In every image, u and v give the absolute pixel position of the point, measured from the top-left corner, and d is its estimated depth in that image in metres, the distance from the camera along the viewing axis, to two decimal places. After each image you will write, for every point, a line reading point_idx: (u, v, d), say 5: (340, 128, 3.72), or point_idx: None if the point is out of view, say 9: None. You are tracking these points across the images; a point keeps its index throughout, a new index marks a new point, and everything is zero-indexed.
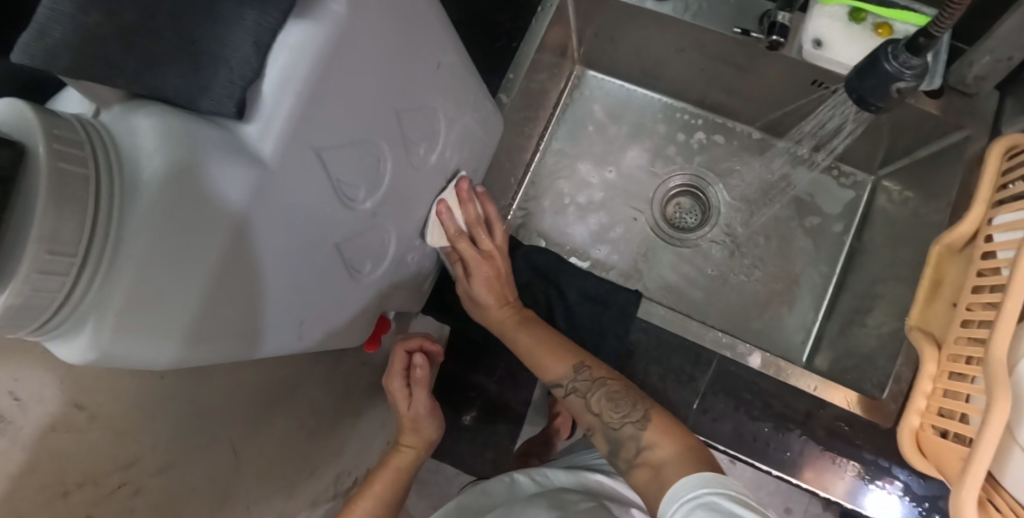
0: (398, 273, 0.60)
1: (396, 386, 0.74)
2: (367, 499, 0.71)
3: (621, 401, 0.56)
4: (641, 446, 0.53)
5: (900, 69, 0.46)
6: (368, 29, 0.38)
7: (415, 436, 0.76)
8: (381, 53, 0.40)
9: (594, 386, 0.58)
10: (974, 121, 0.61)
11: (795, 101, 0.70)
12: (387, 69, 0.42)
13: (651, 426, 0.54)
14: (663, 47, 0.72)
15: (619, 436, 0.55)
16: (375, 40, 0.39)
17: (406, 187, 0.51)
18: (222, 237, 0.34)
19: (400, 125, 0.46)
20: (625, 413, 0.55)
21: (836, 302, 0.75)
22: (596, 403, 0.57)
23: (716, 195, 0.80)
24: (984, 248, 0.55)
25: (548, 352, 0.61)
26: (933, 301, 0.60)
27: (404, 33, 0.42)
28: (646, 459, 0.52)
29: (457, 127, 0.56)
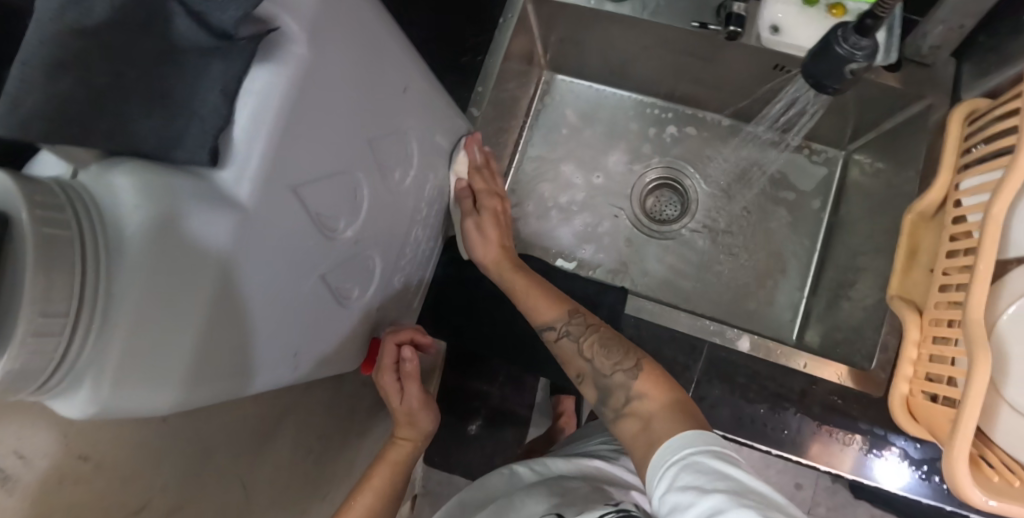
0: (385, 296, 0.58)
1: (389, 382, 0.63)
2: (365, 495, 0.63)
3: (613, 346, 0.57)
4: (630, 395, 0.54)
5: (851, 51, 0.48)
6: (331, 62, 0.39)
7: (409, 428, 0.67)
8: (348, 84, 0.41)
9: (587, 331, 0.60)
10: (933, 90, 0.63)
11: (760, 87, 0.71)
12: (356, 98, 0.42)
13: (642, 376, 0.54)
14: (627, 45, 0.73)
15: (610, 382, 0.56)
16: (340, 71, 0.40)
17: (388, 211, 0.51)
18: (208, 282, 0.35)
19: (375, 152, 0.47)
20: (617, 360, 0.56)
21: (821, 278, 0.76)
22: (588, 348, 0.59)
23: (694, 185, 0.82)
24: (954, 213, 0.57)
25: (541, 295, 0.63)
26: (911, 268, 0.62)
27: (367, 61, 0.43)
28: (634, 409, 0.52)
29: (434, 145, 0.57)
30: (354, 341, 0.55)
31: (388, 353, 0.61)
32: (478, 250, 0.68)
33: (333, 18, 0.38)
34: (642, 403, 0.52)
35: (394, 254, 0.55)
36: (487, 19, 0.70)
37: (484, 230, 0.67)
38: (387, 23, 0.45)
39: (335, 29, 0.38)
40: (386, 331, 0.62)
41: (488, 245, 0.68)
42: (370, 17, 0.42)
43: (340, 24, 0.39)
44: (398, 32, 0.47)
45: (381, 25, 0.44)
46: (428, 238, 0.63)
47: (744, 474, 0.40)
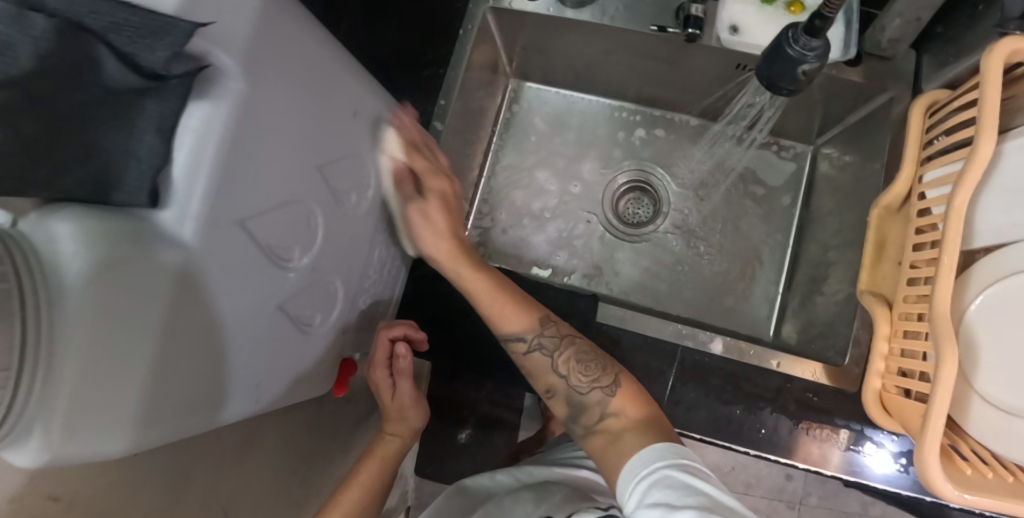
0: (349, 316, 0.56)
1: (380, 377, 0.65)
2: (353, 488, 0.64)
3: (590, 362, 0.57)
4: (605, 413, 0.55)
5: (802, 53, 0.47)
6: (270, 91, 0.38)
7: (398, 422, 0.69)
8: (292, 112, 0.41)
9: (562, 344, 0.59)
10: (894, 83, 0.63)
11: (725, 86, 0.71)
12: (302, 125, 0.42)
13: (618, 395, 0.55)
14: (589, 50, 0.73)
15: (586, 400, 0.57)
16: (281, 100, 0.40)
17: (345, 235, 0.50)
18: (155, 323, 0.34)
19: (326, 179, 0.46)
20: (593, 378, 0.57)
21: (795, 274, 0.77)
22: (563, 362, 0.59)
23: (665, 187, 0.82)
24: (920, 206, 0.57)
25: (511, 302, 0.61)
26: (880, 261, 0.61)
27: (310, 88, 0.42)
28: (606, 428, 0.55)
29: (392, 164, 0.56)
30: (323, 365, 0.55)
31: (381, 348, 0.64)
32: (426, 242, 0.63)
33: (269, 48, 0.38)
34: (616, 421, 0.54)
35: (356, 277, 0.55)
36: (448, 32, 0.70)
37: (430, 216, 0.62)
38: (330, 48, 0.45)
39: (272, 59, 0.38)
40: (380, 327, 0.65)
41: (439, 236, 0.63)
42: (311, 44, 0.42)
43: (277, 54, 0.38)
44: (343, 55, 0.47)
45: (323, 50, 0.44)
46: (394, 259, 0.62)
47: (712, 487, 0.43)
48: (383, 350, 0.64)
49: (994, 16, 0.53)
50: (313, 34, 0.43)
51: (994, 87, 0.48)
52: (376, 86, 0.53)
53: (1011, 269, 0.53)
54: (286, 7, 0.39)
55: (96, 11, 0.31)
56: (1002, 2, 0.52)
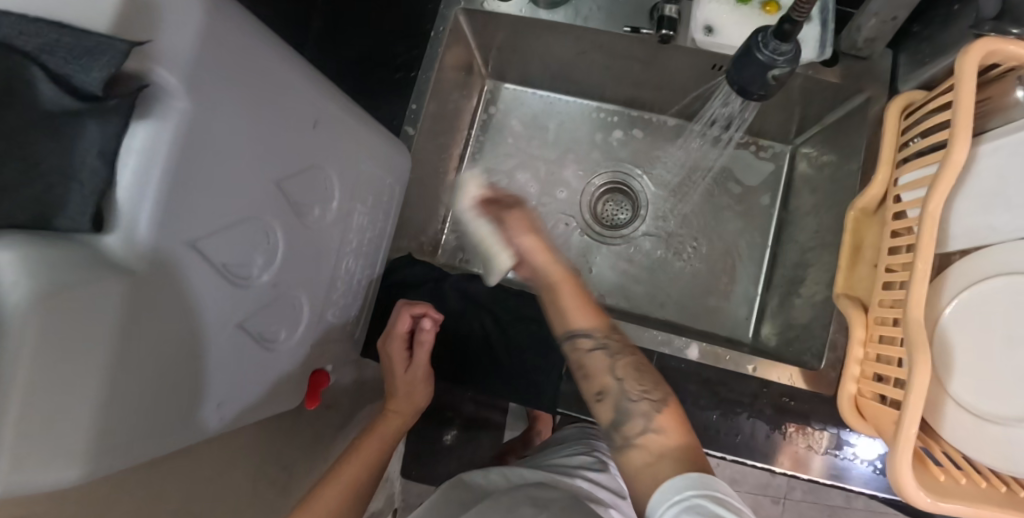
0: (321, 331, 0.56)
1: (395, 350, 0.61)
2: (352, 463, 0.56)
3: (647, 376, 0.52)
4: (648, 428, 0.48)
5: (772, 57, 0.46)
6: (219, 108, 0.37)
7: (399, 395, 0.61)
8: (243, 128, 0.39)
9: (624, 352, 0.54)
10: (870, 83, 0.63)
11: (702, 87, 0.71)
12: (256, 141, 0.41)
13: (666, 412, 0.49)
14: (564, 51, 0.72)
15: (631, 408, 0.50)
16: (230, 116, 0.38)
17: (308, 251, 0.49)
18: (108, 351, 0.32)
19: (285, 195, 0.45)
20: (647, 389, 0.51)
21: (775, 274, 0.76)
22: (621, 368, 0.53)
23: (643, 188, 0.81)
24: (895, 209, 0.56)
25: (583, 303, 0.56)
26: (856, 265, 0.61)
27: (264, 102, 0.41)
28: (647, 443, 0.47)
29: (362, 174, 0.55)
30: (292, 378, 0.54)
31: (401, 321, 0.62)
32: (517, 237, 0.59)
33: (217, 64, 0.36)
34: (657, 438, 0.47)
35: (323, 290, 0.54)
36: (419, 34, 0.69)
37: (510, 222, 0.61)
38: (288, 59, 0.43)
39: (219, 74, 0.36)
40: (401, 303, 0.64)
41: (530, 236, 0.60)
42: (265, 57, 0.41)
43: (225, 69, 0.37)
44: (303, 66, 0.46)
45: (280, 62, 0.42)
46: (364, 268, 0.61)
47: None
48: (404, 324, 0.62)
49: (969, 15, 0.52)
50: (268, 46, 0.41)
51: (970, 88, 0.47)
52: (341, 96, 0.51)
53: (988, 272, 0.52)
54: (235, 19, 0.38)
55: (27, 31, 0.29)
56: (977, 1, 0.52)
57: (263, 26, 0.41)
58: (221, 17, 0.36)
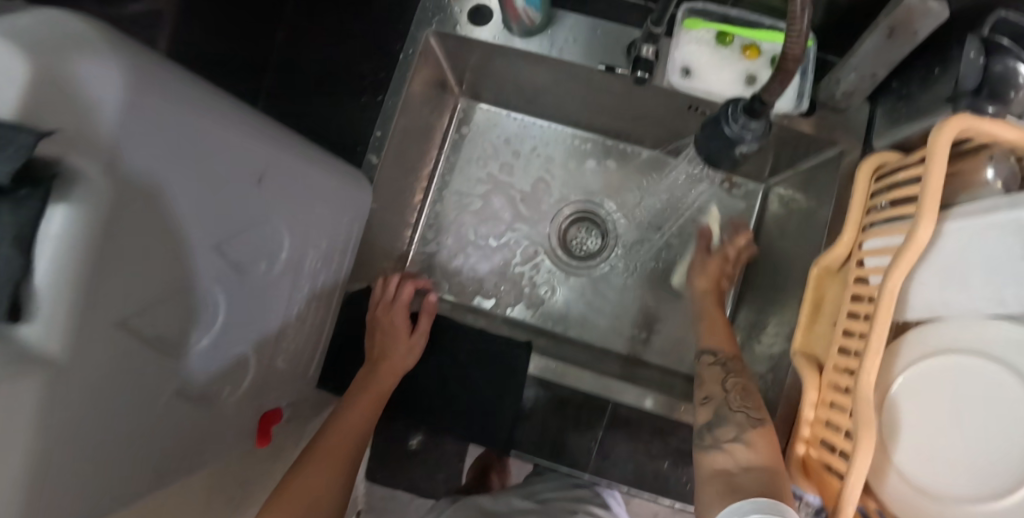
0: (268, 379, 0.54)
1: (400, 320, 0.59)
2: (357, 410, 0.55)
3: (751, 395, 0.54)
4: (738, 434, 0.51)
5: (740, 132, 0.45)
6: (145, 183, 0.33)
7: (394, 357, 0.58)
8: (173, 198, 0.36)
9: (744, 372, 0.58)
10: (845, 135, 0.61)
11: (678, 121, 0.69)
12: (189, 209, 0.38)
13: (761, 431, 0.50)
14: (539, 78, 0.70)
15: (730, 414, 0.52)
16: (159, 189, 0.35)
17: (257, 307, 0.47)
18: (20, 454, 0.29)
19: (225, 257, 0.42)
20: (751, 406, 0.53)
21: (741, 313, 0.76)
22: (733, 385, 0.56)
23: (613, 218, 0.79)
24: (857, 273, 0.55)
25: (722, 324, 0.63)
26: (815, 322, 0.59)
27: (199, 167, 0.38)
28: (731, 447, 0.50)
29: (313, 222, 0.53)
30: (238, 422, 0.51)
31: (406, 291, 0.61)
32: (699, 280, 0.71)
33: (145, 137, 0.32)
34: (746, 450, 0.49)
35: (271, 343, 0.51)
36: (383, 57, 0.66)
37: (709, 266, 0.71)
38: (226, 117, 0.40)
39: (148, 148, 0.33)
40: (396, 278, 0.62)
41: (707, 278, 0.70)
42: (199, 120, 0.37)
43: (154, 140, 0.33)
44: (244, 120, 0.43)
45: (216, 122, 0.39)
46: (321, 313, 0.58)
47: None
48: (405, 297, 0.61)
49: (944, 83, 0.51)
50: (201, 107, 0.38)
51: (940, 166, 0.45)
52: (289, 144, 0.48)
53: (934, 347, 0.52)
54: (164, 85, 0.34)
55: None
56: (955, 68, 0.50)
57: (195, 85, 0.38)
58: (149, 88, 0.32)
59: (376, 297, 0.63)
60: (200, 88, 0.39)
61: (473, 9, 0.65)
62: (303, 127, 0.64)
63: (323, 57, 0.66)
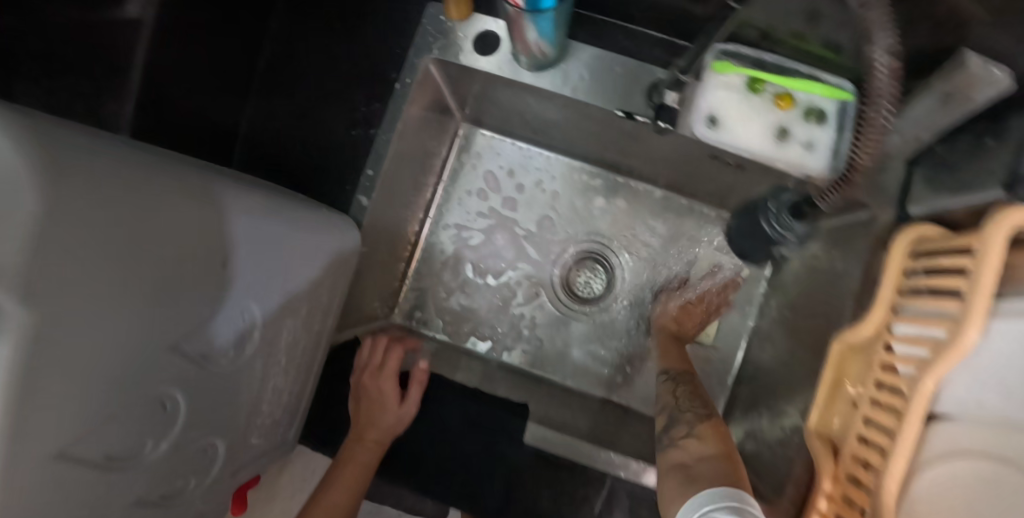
0: (244, 457, 0.48)
1: (390, 390, 0.56)
2: (334, 493, 0.51)
3: (698, 399, 0.55)
4: (688, 432, 0.50)
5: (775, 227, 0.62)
6: (76, 299, 0.26)
7: (381, 427, 0.55)
8: (113, 307, 0.29)
9: (690, 380, 0.59)
10: (879, 197, 0.56)
11: (697, 164, 0.63)
12: (134, 314, 0.31)
13: (707, 426, 0.50)
14: (547, 111, 0.64)
15: (678, 416, 0.53)
16: (94, 300, 0.28)
17: (220, 395, 0.40)
18: None
19: (184, 352, 0.36)
20: (698, 406, 0.54)
21: (750, 370, 0.71)
22: (679, 394, 0.56)
23: (621, 261, 0.74)
24: (886, 359, 0.50)
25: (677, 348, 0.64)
26: (834, 401, 0.54)
27: (143, 263, 0.31)
28: (684, 443, 0.48)
29: (295, 292, 0.47)
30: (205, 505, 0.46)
31: (394, 359, 0.58)
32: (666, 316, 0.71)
33: (66, 248, 0.26)
34: (697, 443, 0.48)
35: (241, 426, 0.45)
36: (377, 86, 0.60)
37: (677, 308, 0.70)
38: (173, 194, 0.33)
39: (71, 261, 0.26)
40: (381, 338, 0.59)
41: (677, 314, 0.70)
42: (137, 209, 0.30)
43: (78, 247, 0.26)
44: (202, 196, 0.36)
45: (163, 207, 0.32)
46: (299, 380, 0.52)
47: None
48: (394, 360, 0.58)
49: (995, 158, 0.46)
50: (142, 192, 0.31)
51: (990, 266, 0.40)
52: (258, 210, 0.42)
53: None
54: (85, 179, 0.27)
55: None
56: (1011, 143, 0.44)
57: (134, 167, 0.31)
58: (61, 188, 0.25)
59: (362, 362, 0.58)
60: (142, 167, 0.32)
61: (479, 36, 0.58)
62: (292, 162, 0.60)
63: (310, 83, 0.61)
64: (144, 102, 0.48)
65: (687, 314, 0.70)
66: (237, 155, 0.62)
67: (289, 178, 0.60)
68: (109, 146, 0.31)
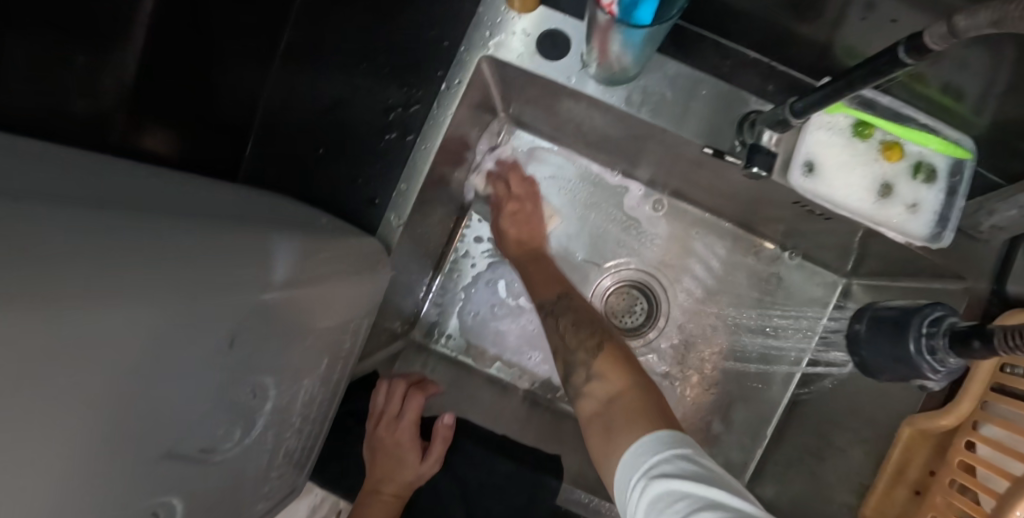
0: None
1: (411, 441, 0.50)
2: None
3: (585, 324, 0.50)
4: (590, 374, 0.45)
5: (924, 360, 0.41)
6: (19, 464, 0.20)
7: (400, 481, 0.50)
8: (78, 446, 0.23)
9: (564, 302, 0.53)
10: (974, 270, 0.49)
11: (771, 201, 0.56)
12: (104, 445, 0.25)
13: (604, 357, 0.46)
14: (610, 125, 0.55)
15: (572, 359, 0.48)
16: (48, 453, 0.21)
17: (221, 480, 0.35)
18: None
19: (180, 452, 0.30)
20: (583, 336, 0.48)
21: (788, 423, 0.66)
22: (563, 325, 0.51)
23: (666, 293, 0.68)
24: (966, 458, 0.45)
25: (540, 270, 0.58)
26: (897, 489, 0.50)
27: (119, 385, 0.24)
28: (591, 393, 0.44)
29: (309, 351, 0.40)
30: None
31: (414, 408, 0.52)
32: (508, 240, 0.62)
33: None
34: (603, 385, 0.44)
35: (247, 498, 0.39)
36: (418, 83, 0.50)
37: (510, 214, 0.63)
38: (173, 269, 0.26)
39: (11, 428, 0.19)
40: (396, 381, 0.53)
41: (513, 223, 0.63)
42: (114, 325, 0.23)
43: (23, 404, 0.20)
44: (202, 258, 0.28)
45: (151, 309, 0.25)
46: (310, 432, 0.46)
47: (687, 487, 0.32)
48: (415, 408, 0.52)
49: None
50: (129, 297, 0.23)
51: None
52: (274, 265, 0.33)
53: None
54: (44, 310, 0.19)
55: None
56: None
57: (114, 258, 0.23)
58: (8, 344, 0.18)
59: (376, 409, 0.52)
60: (129, 258, 0.24)
61: (544, 34, 0.48)
62: (313, 161, 0.51)
63: (338, 71, 0.51)
64: None
65: (526, 223, 0.63)
66: (248, 151, 0.51)
67: (311, 184, 0.51)
68: (90, 224, 0.23)
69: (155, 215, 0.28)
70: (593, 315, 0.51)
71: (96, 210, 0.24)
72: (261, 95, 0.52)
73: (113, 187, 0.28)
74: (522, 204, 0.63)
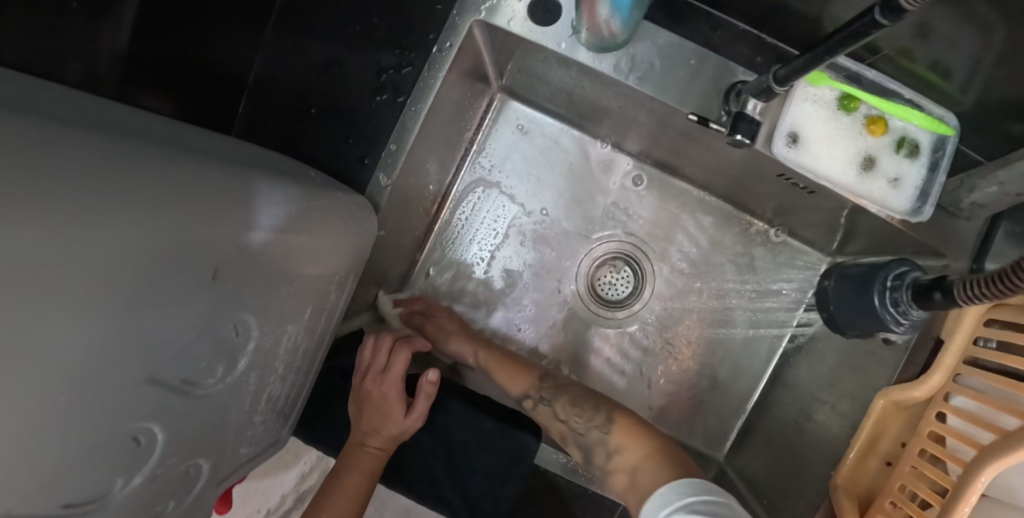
0: (233, 467, 0.43)
1: (396, 397, 0.51)
2: (334, 501, 0.48)
3: (585, 402, 0.53)
4: (610, 451, 0.49)
5: (886, 312, 0.44)
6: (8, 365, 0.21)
7: (385, 434, 0.51)
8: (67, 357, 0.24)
9: (558, 392, 0.54)
10: (954, 248, 0.50)
11: (756, 175, 0.57)
12: (88, 362, 0.26)
13: (617, 429, 0.50)
14: (600, 95, 0.56)
15: (587, 441, 0.51)
16: (34, 361, 0.22)
17: (203, 416, 0.36)
18: None
19: (161, 383, 0.31)
20: (589, 417, 0.51)
21: (768, 397, 0.67)
22: (561, 410, 0.53)
23: (654, 268, 0.69)
24: (935, 428, 0.46)
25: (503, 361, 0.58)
26: (868, 456, 0.51)
27: (103, 302, 0.25)
28: (618, 465, 0.48)
29: (294, 297, 0.41)
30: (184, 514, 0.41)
31: (400, 362, 0.52)
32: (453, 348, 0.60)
33: None
34: (623, 457, 0.48)
35: (229, 442, 0.41)
36: (410, 46, 0.51)
37: (444, 328, 0.61)
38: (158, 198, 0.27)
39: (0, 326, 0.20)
40: (382, 337, 0.54)
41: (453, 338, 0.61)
42: (102, 243, 0.24)
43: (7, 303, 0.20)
44: (187, 191, 0.29)
45: (130, 228, 0.25)
46: (295, 383, 0.47)
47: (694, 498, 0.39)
48: (402, 363, 0.52)
49: None
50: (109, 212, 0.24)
51: None
52: (258, 208, 0.34)
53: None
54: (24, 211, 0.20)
55: None
56: None
57: (93, 175, 0.24)
58: None
59: (363, 365, 0.53)
60: (110, 176, 0.25)
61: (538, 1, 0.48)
62: (308, 120, 0.52)
63: (334, 33, 0.52)
64: (140, 41, 0.42)
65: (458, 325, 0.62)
66: (244, 110, 0.53)
67: (303, 142, 0.52)
68: (71, 140, 0.24)
69: (138, 141, 0.28)
70: (600, 403, 0.53)
71: (80, 128, 0.25)
72: (256, 55, 0.53)
73: (107, 117, 0.30)
74: (442, 314, 0.63)
